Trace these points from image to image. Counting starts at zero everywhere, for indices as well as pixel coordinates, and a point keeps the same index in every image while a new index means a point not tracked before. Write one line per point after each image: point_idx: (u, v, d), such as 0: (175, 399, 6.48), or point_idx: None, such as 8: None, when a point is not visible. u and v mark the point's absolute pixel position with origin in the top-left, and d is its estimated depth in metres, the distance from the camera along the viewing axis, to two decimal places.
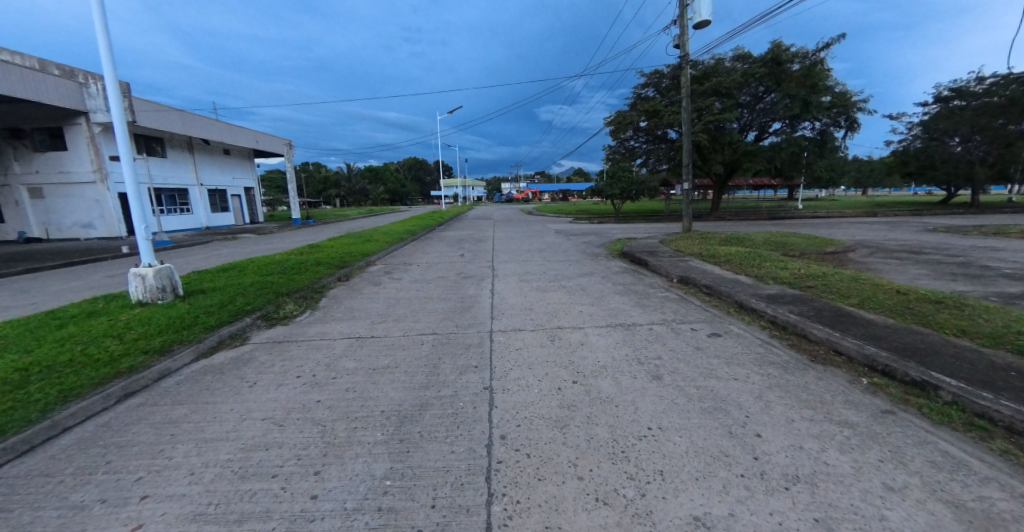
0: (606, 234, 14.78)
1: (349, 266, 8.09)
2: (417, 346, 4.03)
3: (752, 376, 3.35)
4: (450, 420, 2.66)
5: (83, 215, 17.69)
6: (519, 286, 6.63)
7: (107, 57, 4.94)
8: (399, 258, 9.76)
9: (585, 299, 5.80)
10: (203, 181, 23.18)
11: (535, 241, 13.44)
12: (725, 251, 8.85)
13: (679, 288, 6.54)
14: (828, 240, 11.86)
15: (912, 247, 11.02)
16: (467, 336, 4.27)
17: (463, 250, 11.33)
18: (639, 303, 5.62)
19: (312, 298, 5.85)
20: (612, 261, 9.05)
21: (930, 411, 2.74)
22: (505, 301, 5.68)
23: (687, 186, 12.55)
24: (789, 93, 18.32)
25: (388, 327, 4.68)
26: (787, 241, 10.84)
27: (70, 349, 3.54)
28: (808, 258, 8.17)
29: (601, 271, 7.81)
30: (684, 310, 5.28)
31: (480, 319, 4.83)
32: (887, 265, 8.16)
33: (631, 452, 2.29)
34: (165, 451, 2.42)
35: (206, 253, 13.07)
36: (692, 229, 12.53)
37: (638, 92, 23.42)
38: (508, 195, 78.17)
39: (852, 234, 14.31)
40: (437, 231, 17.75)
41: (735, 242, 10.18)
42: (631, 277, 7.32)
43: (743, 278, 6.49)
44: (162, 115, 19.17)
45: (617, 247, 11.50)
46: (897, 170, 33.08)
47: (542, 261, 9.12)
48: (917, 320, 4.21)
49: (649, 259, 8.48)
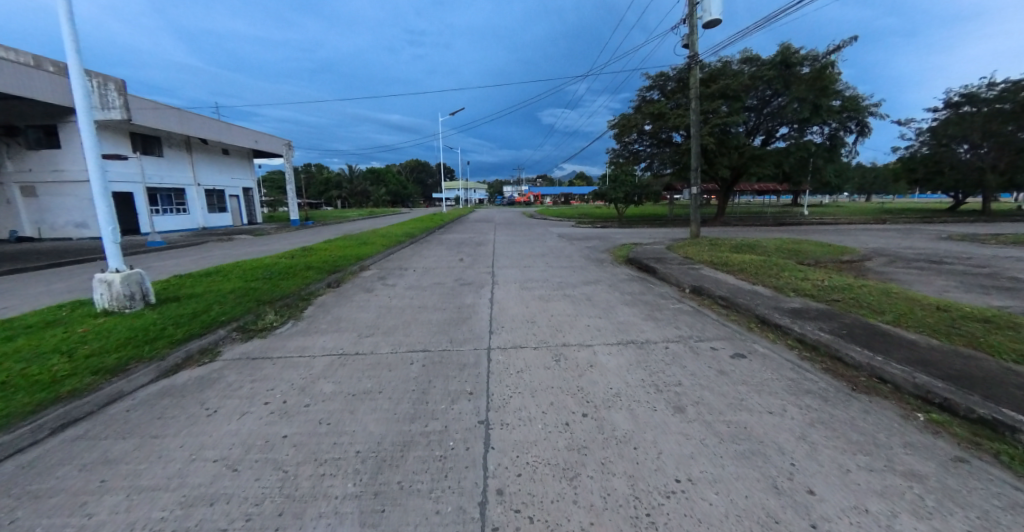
0: (611, 240, 14.35)
1: (342, 270, 7.67)
2: (406, 366, 3.58)
3: (789, 409, 2.90)
4: (437, 466, 2.21)
5: (77, 215, 17.34)
6: (519, 295, 6.19)
7: (74, 50, 4.53)
8: (394, 262, 9.32)
9: (592, 310, 5.36)
10: (200, 181, 22.84)
11: (536, 245, 13.03)
12: (738, 258, 8.43)
13: (692, 298, 6.09)
14: (841, 247, 11.48)
15: (932, 256, 10.54)
16: (462, 355, 3.81)
17: (462, 254, 10.95)
18: (651, 316, 5.17)
19: (297, 307, 5.43)
20: (618, 268, 8.63)
21: (1010, 458, 2.30)
22: (505, 312, 5.22)
23: (695, 191, 12.07)
24: (798, 96, 17.82)
25: (375, 341, 4.23)
26: (800, 249, 10.39)
27: (7, 369, 3.10)
28: (826, 268, 7.72)
29: (608, 279, 7.40)
30: (699, 324, 4.85)
31: (477, 333, 4.40)
32: (910, 275, 7.74)
33: (659, 517, 1.84)
34: (85, 505, 1.95)
35: (198, 254, 12.76)
36: (700, 235, 12.10)
37: (643, 95, 23.00)
38: (510, 198, 78.11)
39: (864, 241, 13.95)
40: (438, 234, 17.34)
41: (746, 250, 9.79)
42: (640, 285, 6.89)
43: (761, 289, 6.06)
44: (158, 113, 18.80)
45: (623, 252, 11.13)
46: (904, 176, 32.74)
47: (545, 267, 8.69)
48: (966, 342, 3.77)
49: (658, 267, 8.07)
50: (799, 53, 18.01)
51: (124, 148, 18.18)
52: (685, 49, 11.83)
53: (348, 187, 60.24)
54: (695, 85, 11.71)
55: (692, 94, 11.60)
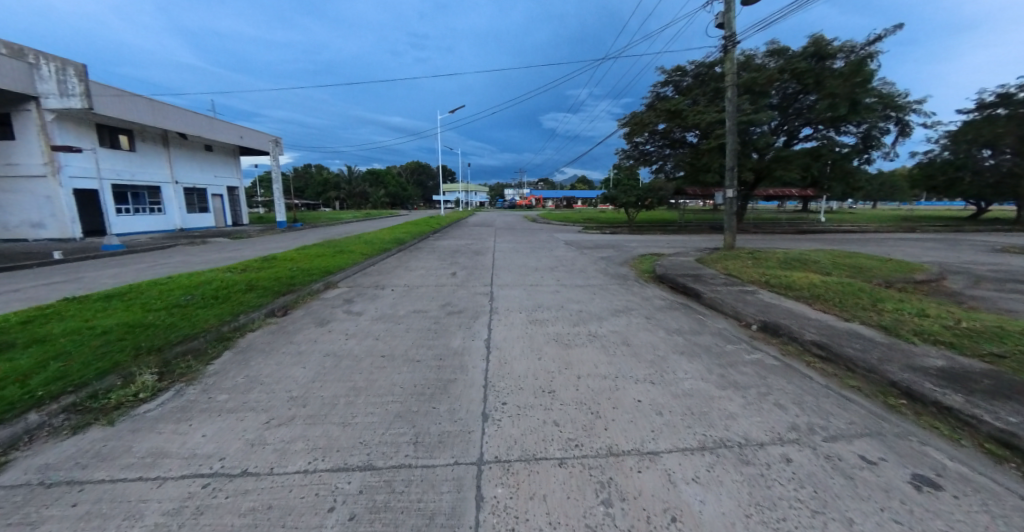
0: (626, 249, 12.65)
1: (298, 290, 6.01)
2: (316, 521, 1.85)
3: None
4: None
5: (33, 214, 15.61)
6: (527, 334, 4.46)
7: None
8: (370, 276, 7.67)
9: (636, 366, 3.64)
10: (177, 179, 21.18)
11: (542, 255, 11.31)
12: (799, 279, 6.72)
13: (767, 343, 4.37)
14: (900, 261, 9.75)
15: (1013, 275, 8.84)
16: (430, 485, 2.09)
17: (456, 266, 9.28)
18: (727, 381, 3.42)
19: (205, 356, 3.75)
20: (648, 289, 6.97)
21: None
22: (507, 371, 3.48)
23: (729, 194, 10.35)
24: (832, 91, 16.06)
25: (288, 440, 2.50)
26: (858, 264, 8.69)
27: None
28: (918, 294, 6.00)
29: (641, 307, 5.64)
30: (810, 400, 3.11)
31: (463, 423, 2.68)
32: (1020, 304, 6.08)
33: None
34: None
35: (154, 261, 11.07)
36: (735, 244, 10.39)
37: (656, 91, 21.29)
38: (512, 202, 76.73)
39: (916, 253, 12.24)
40: (432, 240, 15.73)
41: (799, 266, 8.06)
42: (686, 318, 5.20)
43: (866, 331, 4.33)
44: (126, 103, 17.07)
45: (646, 265, 9.48)
46: (922, 184, 31.31)
47: (556, 286, 6.99)
48: None
49: (701, 290, 6.38)
50: (833, 44, 16.33)
51: (86, 141, 16.45)
52: (719, 29, 10.21)
53: (347, 188, 58.59)
54: (731, 70, 10.03)
55: (728, 81, 9.86)
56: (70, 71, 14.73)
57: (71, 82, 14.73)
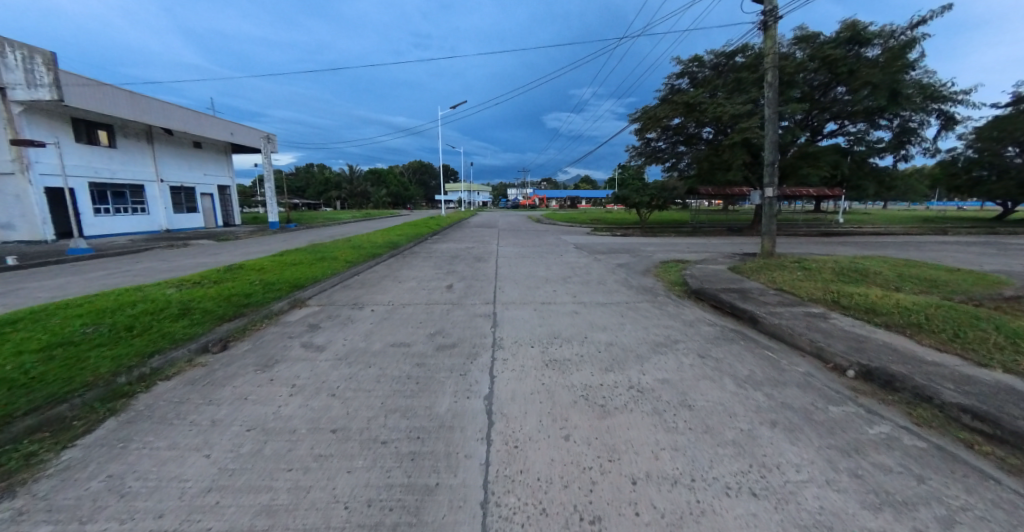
0: (644, 254, 11.40)
1: (251, 313, 4.78)
2: None
3: None
4: None
5: None
6: (543, 387, 3.19)
7: None
8: (352, 291, 6.45)
9: (719, 457, 2.34)
10: (164, 177, 20.11)
11: (551, 261, 10.01)
12: (879, 299, 5.37)
13: (884, 404, 3.06)
14: (969, 271, 8.39)
15: None
16: None
17: (453, 275, 8.04)
18: (874, 490, 2.11)
19: (63, 434, 2.49)
20: (687, 310, 5.69)
21: None
22: (519, 470, 2.19)
23: (767, 193, 9.02)
24: (869, 80, 14.67)
25: None
26: (925, 276, 7.37)
27: None
28: None
29: (688, 340, 4.36)
30: None
31: None
32: None
33: None
34: None
35: (117, 267, 9.87)
36: (774, 251, 9.05)
37: (670, 84, 19.95)
38: (514, 202, 75.46)
39: (972, 260, 10.84)
40: (431, 243, 14.56)
41: (862, 280, 6.74)
42: (751, 357, 3.92)
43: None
44: (103, 95, 15.93)
45: (673, 276, 8.18)
46: (944, 183, 29.86)
47: (575, 305, 5.72)
48: None
49: (757, 313, 5.08)
50: (869, 29, 14.99)
51: (59, 136, 15.34)
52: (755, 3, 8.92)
53: (347, 187, 57.63)
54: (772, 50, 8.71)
55: (768, 63, 8.54)
56: (37, 59, 13.76)
57: (39, 72, 13.75)
